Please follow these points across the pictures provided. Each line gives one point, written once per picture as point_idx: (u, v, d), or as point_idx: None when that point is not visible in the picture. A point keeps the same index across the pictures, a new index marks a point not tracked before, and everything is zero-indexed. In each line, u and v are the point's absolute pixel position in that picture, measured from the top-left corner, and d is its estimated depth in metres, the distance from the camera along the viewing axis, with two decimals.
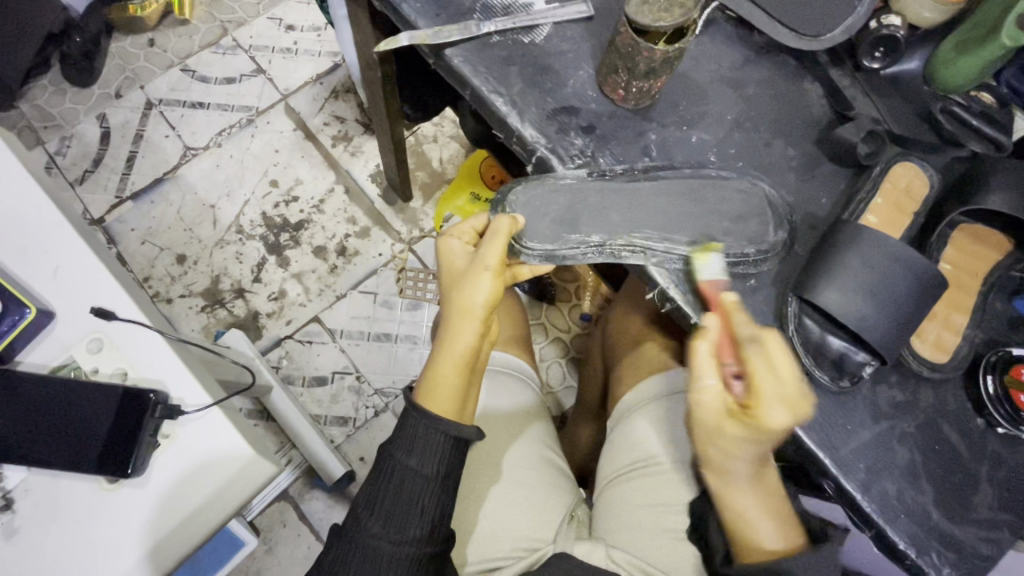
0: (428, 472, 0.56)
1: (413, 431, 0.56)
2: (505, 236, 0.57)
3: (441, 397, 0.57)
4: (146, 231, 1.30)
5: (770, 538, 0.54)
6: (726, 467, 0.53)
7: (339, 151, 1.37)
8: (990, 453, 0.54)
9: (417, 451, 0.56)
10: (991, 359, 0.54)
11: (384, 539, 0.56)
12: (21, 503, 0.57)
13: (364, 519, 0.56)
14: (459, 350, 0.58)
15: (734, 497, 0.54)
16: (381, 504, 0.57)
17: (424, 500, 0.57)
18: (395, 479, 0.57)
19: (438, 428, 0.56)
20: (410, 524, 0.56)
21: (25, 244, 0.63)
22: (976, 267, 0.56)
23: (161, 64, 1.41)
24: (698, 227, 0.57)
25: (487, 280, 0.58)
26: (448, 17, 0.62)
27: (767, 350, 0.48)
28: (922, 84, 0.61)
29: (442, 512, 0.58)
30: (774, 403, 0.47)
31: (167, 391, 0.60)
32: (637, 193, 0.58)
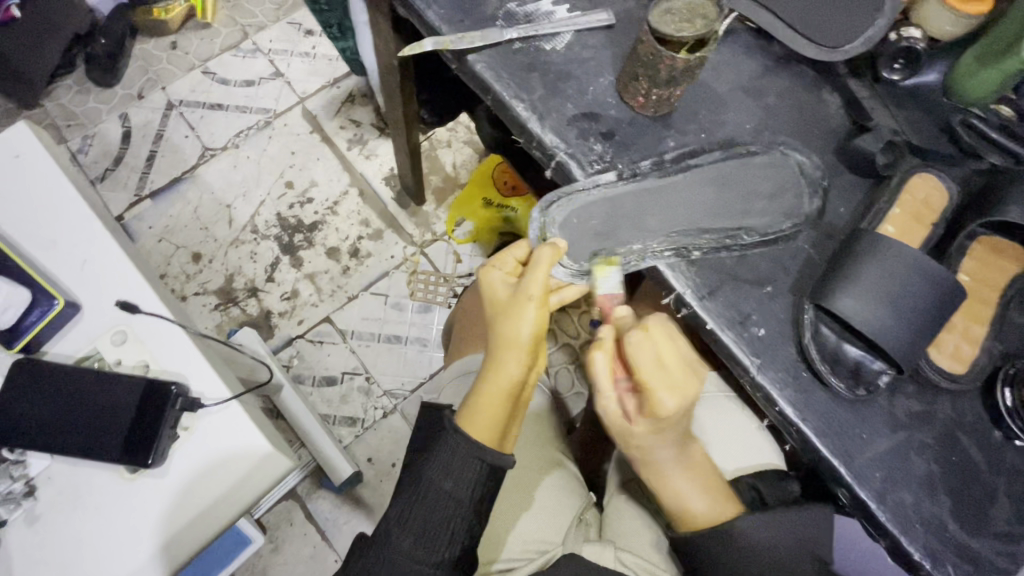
0: (457, 496, 0.56)
1: (449, 455, 0.56)
2: (548, 266, 0.57)
3: (484, 425, 0.58)
4: (164, 228, 1.33)
5: (700, 508, 0.59)
6: (648, 453, 0.60)
7: (354, 154, 1.39)
8: (1008, 466, 0.53)
9: (454, 475, 0.56)
10: (1009, 372, 0.53)
11: (411, 556, 0.55)
12: (44, 489, 0.58)
13: (390, 534, 0.56)
14: (505, 379, 0.58)
15: (667, 476, 0.61)
16: (410, 520, 0.56)
17: (454, 522, 0.56)
18: (421, 494, 0.56)
19: (474, 452, 0.56)
20: (433, 535, 0.56)
21: (55, 236, 0.65)
22: (995, 278, 0.56)
23: (183, 65, 1.44)
24: (723, 231, 0.57)
25: (532, 310, 0.58)
26: (471, 23, 0.63)
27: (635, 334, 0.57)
28: (943, 96, 0.61)
29: (467, 533, 0.57)
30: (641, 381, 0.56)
31: (188, 384, 0.62)
32: (670, 186, 0.59)
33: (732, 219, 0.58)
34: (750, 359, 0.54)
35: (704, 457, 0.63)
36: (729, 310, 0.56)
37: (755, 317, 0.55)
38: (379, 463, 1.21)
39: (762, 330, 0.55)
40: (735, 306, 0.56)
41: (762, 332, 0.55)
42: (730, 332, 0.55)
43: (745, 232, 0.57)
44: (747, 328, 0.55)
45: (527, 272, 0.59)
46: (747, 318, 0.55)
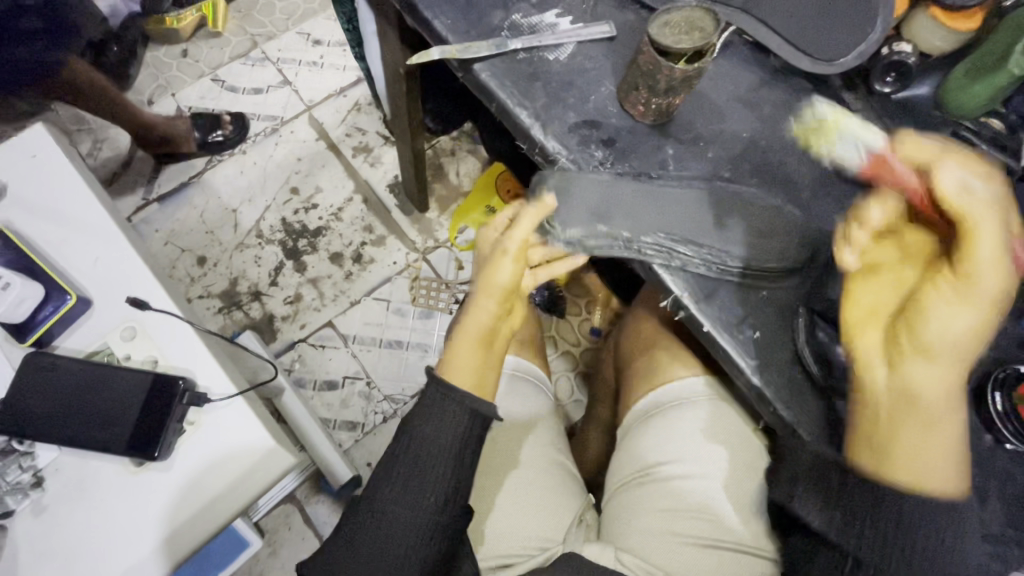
0: (444, 445, 0.56)
1: (431, 404, 0.57)
2: (532, 222, 0.60)
3: (460, 370, 0.59)
4: (170, 232, 1.35)
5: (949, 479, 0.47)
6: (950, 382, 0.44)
7: (359, 161, 1.41)
8: (1000, 470, 0.54)
9: (436, 424, 0.56)
10: (999, 377, 0.54)
11: (398, 506, 0.55)
12: (51, 481, 0.59)
13: (381, 487, 0.56)
14: (477, 324, 0.60)
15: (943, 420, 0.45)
16: (398, 473, 0.56)
17: (439, 472, 0.56)
18: (411, 448, 0.56)
19: (451, 399, 0.56)
20: (423, 488, 0.56)
21: (68, 235, 0.66)
22: None
23: (193, 73, 1.47)
24: (705, 256, 0.57)
25: (508, 260, 0.60)
26: (477, 34, 0.66)
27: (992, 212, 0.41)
28: (934, 109, 0.64)
29: (456, 497, 0.57)
30: (1003, 280, 0.40)
31: (195, 378, 0.63)
32: (654, 200, 0.59)
33: (720, 238, 0.58)
34: (747, 361, 0.55)
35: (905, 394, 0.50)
36: (725, 319, 0.57)
37: (750, 320, 0.57)
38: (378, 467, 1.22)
39: (757, 333, 0.57)
40: (729, 314, 0.57)
41: (757, 335, 0.56)
42: (725, 335, 0.56)
43: (731, 255, 0.57)
44: (743, 330, 0.56)
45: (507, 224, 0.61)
46: (742, 322, 0.57)
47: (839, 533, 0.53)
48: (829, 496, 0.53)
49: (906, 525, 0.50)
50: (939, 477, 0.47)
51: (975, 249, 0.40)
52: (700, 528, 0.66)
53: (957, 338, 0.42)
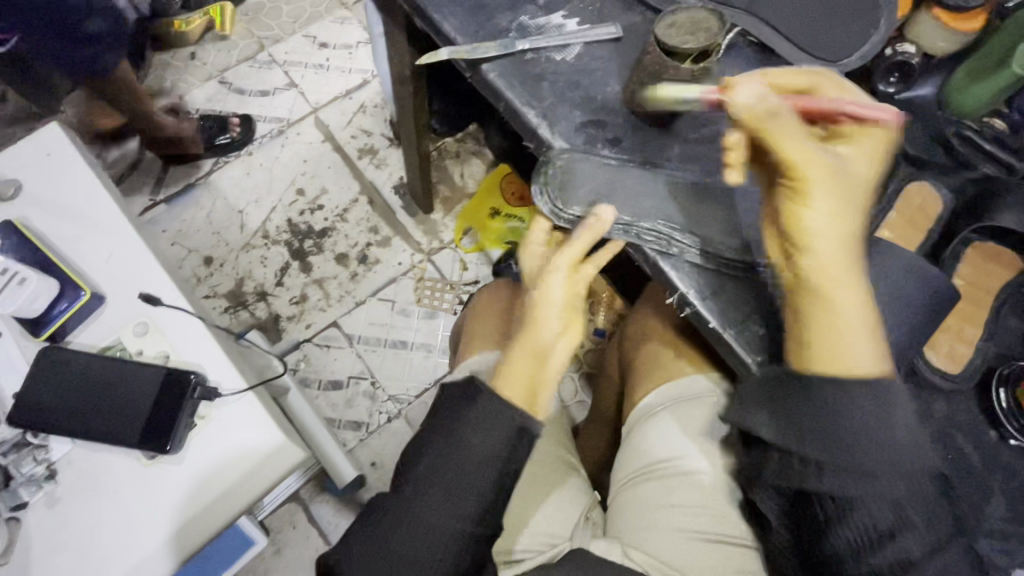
0: (490, 451, 0.54)
1: (483, 411, 0.54)
2: (594, 235, 0.58)
3: (515, 383, 0.57)
4: (178, 232, 1.36)
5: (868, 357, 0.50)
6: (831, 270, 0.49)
7: (364, 162, 1.42)
8: (1003, 464, 0.55)
9: (484, 429, 0.54)
10: (1004, 374, 0.55)
11: (438, 511, 0.53)
12: (64, 473, 0.60)
13: (420, 489, 0.54)
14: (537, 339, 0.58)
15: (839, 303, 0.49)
16: (440, 475, 0.54)
17: (483, 479, 0.54)
18: (456, 451, 0.54)
19: (506, 410, 0.54)
20: (465, 495, 0.53)
21: (82, 232, 0.67)
22: (990, 283, 0.58)
23: (201, 76, 1.49)
24: (703, 246, 0.58)
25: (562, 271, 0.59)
26: (485, 34, 0.67)
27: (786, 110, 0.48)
28: (939, 107, 0.66)
29: (499, 501, 0.54)
30: (819, 168, 0.47)
31: (205, 373, 0.64)
32: (653, 193, 0.60)
33: (718, 232, 0.59)
34: (752, 358, 0.56)
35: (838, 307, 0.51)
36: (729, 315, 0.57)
37: (756, 316, 0.57)
38: (382, 467, 1.22)
39: (763, 329, 0.57)
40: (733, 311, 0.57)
41: (762, 331, 0.57)
42: (730, 331, 0.57)
43: (728, 248, 0.59)
44: (749, 327, 0.57)
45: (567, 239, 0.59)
46: (748, 318, 0.57)
47: (784, 433, 0.50)
48: (771, 394, 0.52)
49: (839, 411, 0.49)
50: (861, 357, 0.50)
51: (782, 148, 0.47)
52: (705, 523, 0.66)
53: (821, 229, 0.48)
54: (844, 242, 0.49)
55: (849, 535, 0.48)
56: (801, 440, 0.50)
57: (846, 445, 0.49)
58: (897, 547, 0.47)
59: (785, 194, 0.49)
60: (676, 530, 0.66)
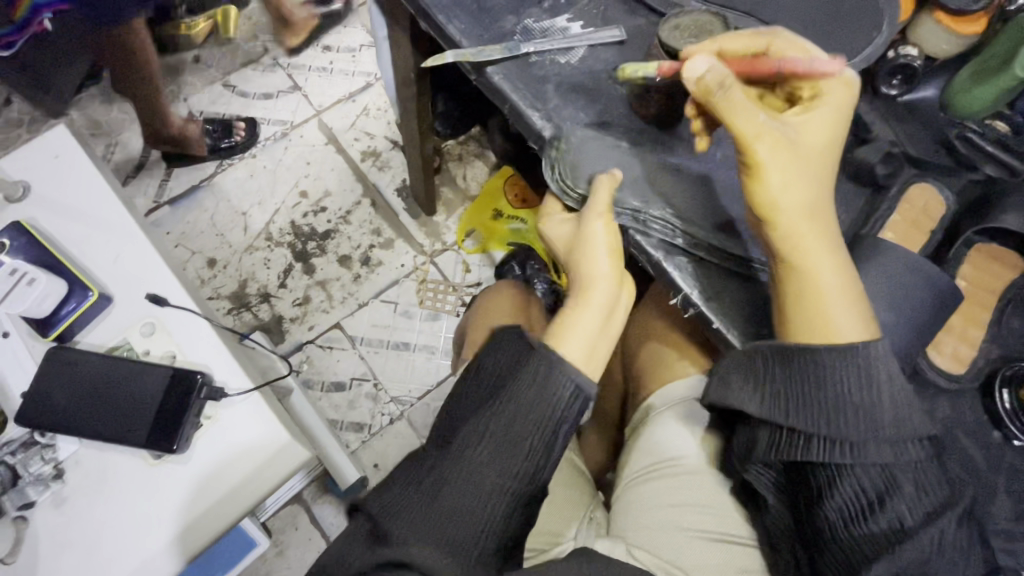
0: (543, 412, 0.53)
1: (535, 370, 0.54)
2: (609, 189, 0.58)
3: (571, 346, 0.56)
4: (182, 234, 1.37)
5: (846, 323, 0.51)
6: (794, 236, 0.51)
7: (367, 165, 1.43)
8: (1004, 464, 0.56)
9: (536, 388, 0.54)
10: (1007, 375, 0.55)
11: (490, 468, 0.53)
12: (71, 473, 0.61)
13: (469, 448, 0.53)
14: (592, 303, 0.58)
15: (810, 264, 0.51)
16: (492, 434, 0.53)
17: (534, 439, 0.53)
18: (507, 411, 0.54)
19: (563, 369, 0.54)
20: (513, 458, 0.53)
21: (89, 233, 0.68)
22: (994, 283, 0.58)
23: (205, 79, 1.50)
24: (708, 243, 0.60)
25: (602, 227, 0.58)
26: (490, 37, 0.67)
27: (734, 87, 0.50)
28: (939, 109, 0.65)
29: (549, 463, 0.55)
30: (768, 140, 0.49)
31: (211, 373, 0.64)
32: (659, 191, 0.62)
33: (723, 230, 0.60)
34: None
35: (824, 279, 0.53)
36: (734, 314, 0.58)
37: (760, 317, 0.58)
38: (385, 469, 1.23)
39: (766, 330, 0.58)
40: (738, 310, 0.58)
41: (766, 333, 0.57)
42: (734, 332, 0.57)
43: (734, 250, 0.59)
44: (753, 328, 0.57)
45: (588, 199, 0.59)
46: (751, 319, 0.58)
47: (773, 411, 0.53)
48: (757, 374, 0.54)
49: (830, 389, 0.51)
50: (837, 324, 0.51)
51: (732, 124, 0.50)
52: (707, 522, 0.66)
53: (780, 198, 0.50)
54: (806, 206, 0.50)
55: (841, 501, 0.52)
56: (790, 417, 0.52)
57: (829, 419, 0.51)
58: (888, 513, 0.50)
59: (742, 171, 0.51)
60: (681, 527, 0.66)
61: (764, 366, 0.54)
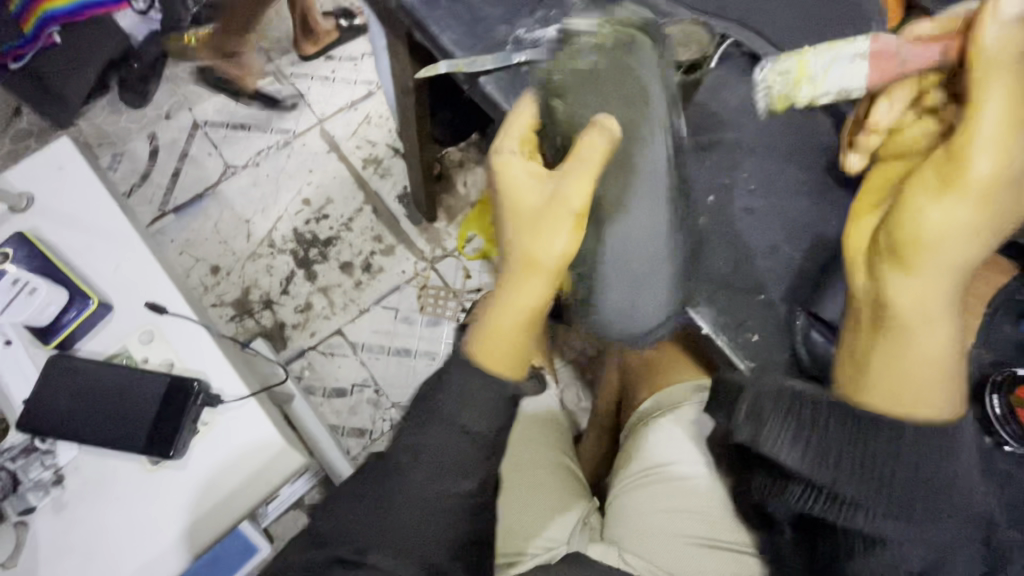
0: (479, 426, 0.55)
1: (461, 379, 0.55)
2: (597, 163, 0.52)
3: (500, 352, 0.56)
4: (186, 242, 1.39)
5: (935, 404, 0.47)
6: (943, 283, 0.44)
7: (369, 172, 1.45)
8: (1000, 473, 0.54)
9: (469, 404, 0.55)
10: (997, 380, 0.54)
11: (428, 486, 0.54)
12: (70, 478, 0.61)
13: (407, 467, 0.55)
14: (528, 304, 0.55)
15: (927, 323, 0.45)
16: (426, 453, 0.55)
17: (471, 452, 0.55)
18: (441, 428, 0.55)
19: (487, 381, 0.55)
20: (454, 474, 0.55)
21: (91, 242, 0.69)
22: (981, 287, 0.58)
23: (210, 88, 1.52)
24: (634, 257, 0.57)
25: (568, 227, 0.53)
26: (483, 48, 0.69)
27: (1017, 79, 0.40)
28: None
29: (492, 466, 0.56)
30: (992, 171, 0.40)
31: (208, 380, 0.65)
32: (617, 191, 0.56)
33: (662, 233, 0.57)
34: (745, 363, 0.57)
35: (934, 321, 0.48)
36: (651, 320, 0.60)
37: (749, 324, 0.59)
38: None
39: (756, 336, 0.58)
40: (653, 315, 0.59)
41: (756, 338, 0.58)
42: (723, 337, 0.58)
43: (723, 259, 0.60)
44: (742, 334, 0.58)
45: (569, 170, 0.53)
46: (740, 325, 0.59)
47: (815, 469, 0.47)
48: (796, 416, 0.48)
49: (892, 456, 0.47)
50: (928, 401, 0.47)
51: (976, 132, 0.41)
52: (698, 528, 0.66)
53: (949, 235, 0.42)
54: (962, 261, 0.43)
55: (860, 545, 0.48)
56: (837, 481, 0.47)
57: (867, 467, 0.47)
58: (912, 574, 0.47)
59: (929, 182, 0.43)
60: (672, 533, 0.66)
61: (813, 412, 0.48)
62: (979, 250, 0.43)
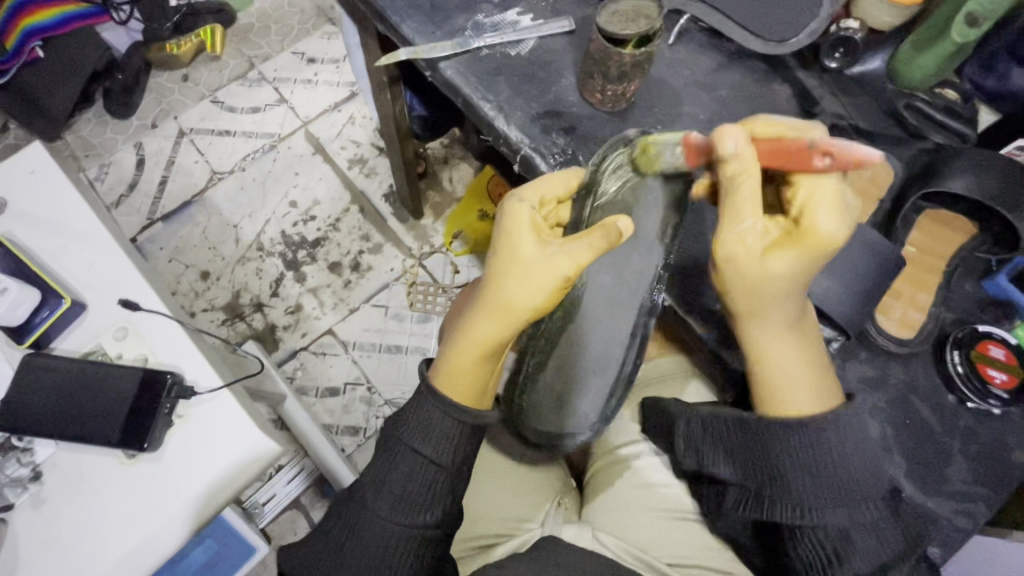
0: (442, 461, 0.57)
1: (427, 415, 0.57)
2: (606, 244, 0.53)
3: (458, 386, 0.58)
4: (174, 249, 1.39)
5: (802, 398, 0.51)
6: (764, 310, 0.49)
7: (354, 172, 1.45)
8: (963, 428, 0.59)
9: (433, 440, 0.57)
10: (958, 337, 0.59)
11: (393, 520, 0.57)
12: (49, 475, 0.62)
13: (372, 500, 0.58)
14: (480, 340, 0.56)
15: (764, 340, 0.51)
16: (390, 487, 0.57)
17: (435, 488, 0.58)
18: (404, 467, 0.57)
19: (449, 412, 0.56)
20: (419, 509, 0.57)
21: (65, 244, 0.70)
22: (941, 248, 0.62)
23: (194, 96, 1.53)
24: (591, 356, 0.67)
25: (556, 282, 0.53)
26: (443, 34, 0.69)
27: (749, 178, 0.45)
28: (888, 82, 0.66)
29: (453, 501, 0.59)
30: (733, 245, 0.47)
31: (182, 373, 0.66)
32: (594, 294, 0.65)
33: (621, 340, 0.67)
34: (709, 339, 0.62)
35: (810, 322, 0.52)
36: (585, 418, 0.70)
37: None
38: None
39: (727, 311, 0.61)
40: (589, 412, 0.69)
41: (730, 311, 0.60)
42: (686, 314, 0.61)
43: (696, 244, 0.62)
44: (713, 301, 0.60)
45: (578, 239, 0.53)
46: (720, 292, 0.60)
47: (743, 475, 0.53)
48: (732, 449, 0.54)
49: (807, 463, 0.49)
50: (793, 395, 0.51)
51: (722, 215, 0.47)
52: (668, 503, 0.67)
53: (746, 279, 0.48)
54: (761, 304, 0.49)
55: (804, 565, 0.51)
56: (752, 483, 0.53)
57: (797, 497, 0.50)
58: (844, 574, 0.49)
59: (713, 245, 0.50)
60: (646, 511, 0.67)
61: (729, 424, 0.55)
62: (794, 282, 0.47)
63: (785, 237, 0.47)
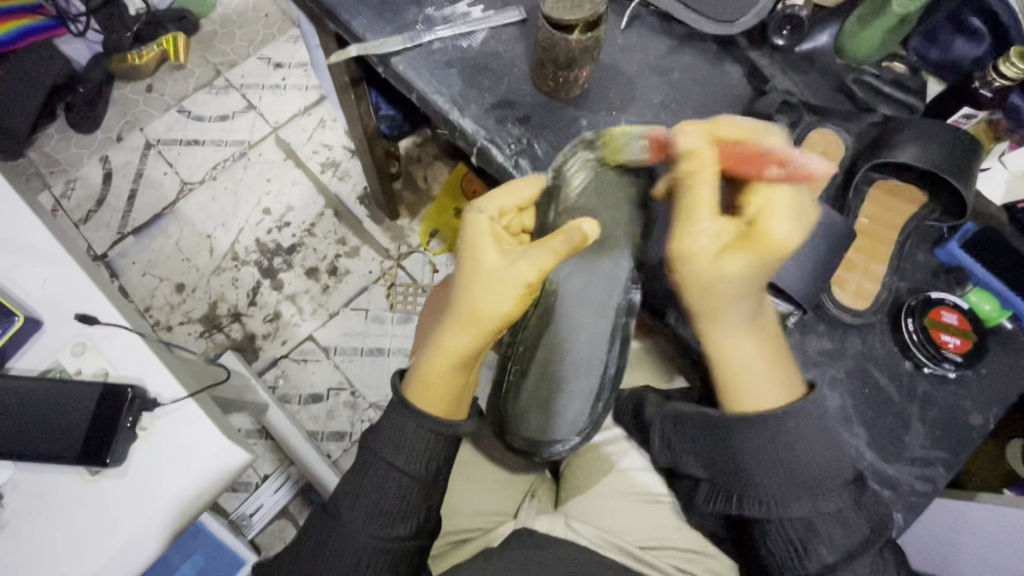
0: (412, 469, 0.57)
1: (400, 424, 0.57)
2: (570, 246, 0.52)
3: (432, 396, 0.57)
4: (147, 263, 1.37)
5: (766, 393, 0.51)
6: (721, 308, 0.49)
7: (327, 176, 1.44)
8: (921, 395, 0.60)
9: (405, 449, 0.57)
10: (911, 305, 0.60)
11: (366, 531, 0.56)
12: (11, 496, 0.61)
13: (345, 513, 0.57)
14: (449, 351, 0.56)
15: (725, 336, 0.51)
16: (363, 497, 0.57)
17: (408, 498, 0.57)
18: (377, 477, 0.57)
19: (421, 422, 0.56)
20: (392, 522, 0.57)
21: (16, 260, 0.68)
22: (894, 219, 0.63)
23: (159, 106, 1.50)
24: (577, 360, 0.65)
25: (519, 289, 0.53)
26: (394, 29, 0.68)
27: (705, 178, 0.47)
28: (835, 57, 0.68)
29: (428, 510, 0.58)
30: (688, 247, 0.47)
31: (145, 386, 0.64)
32: (568, 298, 0.64)
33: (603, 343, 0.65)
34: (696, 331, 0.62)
35: (767, 317, 0.53)
36: (574, 422, 0.66)
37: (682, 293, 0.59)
38: None
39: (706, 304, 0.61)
40: (578, 416, 0.66)
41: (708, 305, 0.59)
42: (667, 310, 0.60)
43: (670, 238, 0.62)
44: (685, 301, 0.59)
45: (540, 245, 0.53)
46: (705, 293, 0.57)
47: (711, 470, 0.53)
48: (699, 442, 0.54)
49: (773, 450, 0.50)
50: (759, 393, 0.51)
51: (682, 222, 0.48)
52: (640, 488, 0.68)
53: (702, 283, 0.48)
54: (716, 305, 0.49)
55: (776, 548, 0.51)
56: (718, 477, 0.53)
57: (762, 482, 0.50)
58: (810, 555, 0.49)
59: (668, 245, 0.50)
60: (618, 498, 0.68)
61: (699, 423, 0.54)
62: (751, 283, 0.47)
63: (739, 238, 0.47)
